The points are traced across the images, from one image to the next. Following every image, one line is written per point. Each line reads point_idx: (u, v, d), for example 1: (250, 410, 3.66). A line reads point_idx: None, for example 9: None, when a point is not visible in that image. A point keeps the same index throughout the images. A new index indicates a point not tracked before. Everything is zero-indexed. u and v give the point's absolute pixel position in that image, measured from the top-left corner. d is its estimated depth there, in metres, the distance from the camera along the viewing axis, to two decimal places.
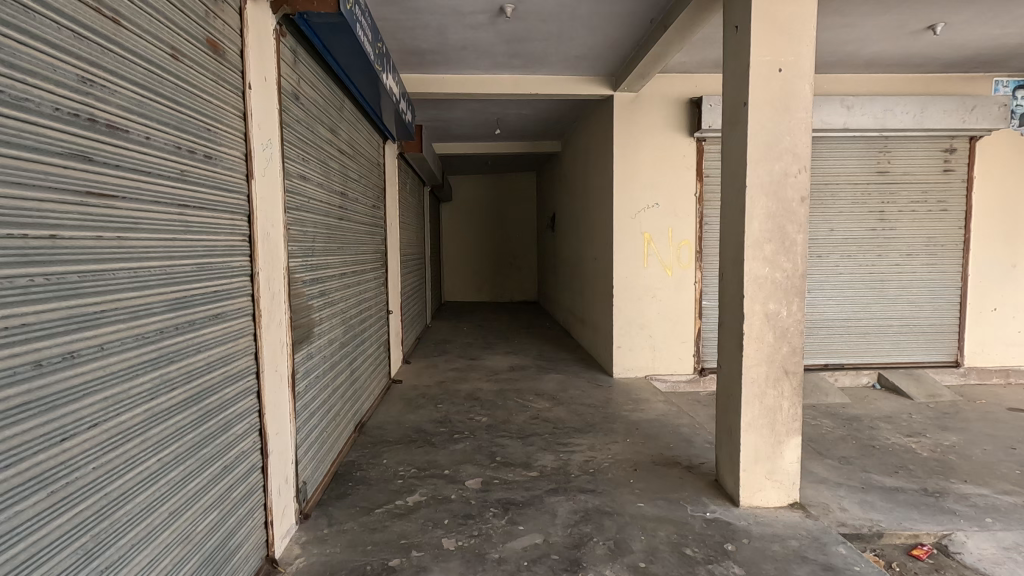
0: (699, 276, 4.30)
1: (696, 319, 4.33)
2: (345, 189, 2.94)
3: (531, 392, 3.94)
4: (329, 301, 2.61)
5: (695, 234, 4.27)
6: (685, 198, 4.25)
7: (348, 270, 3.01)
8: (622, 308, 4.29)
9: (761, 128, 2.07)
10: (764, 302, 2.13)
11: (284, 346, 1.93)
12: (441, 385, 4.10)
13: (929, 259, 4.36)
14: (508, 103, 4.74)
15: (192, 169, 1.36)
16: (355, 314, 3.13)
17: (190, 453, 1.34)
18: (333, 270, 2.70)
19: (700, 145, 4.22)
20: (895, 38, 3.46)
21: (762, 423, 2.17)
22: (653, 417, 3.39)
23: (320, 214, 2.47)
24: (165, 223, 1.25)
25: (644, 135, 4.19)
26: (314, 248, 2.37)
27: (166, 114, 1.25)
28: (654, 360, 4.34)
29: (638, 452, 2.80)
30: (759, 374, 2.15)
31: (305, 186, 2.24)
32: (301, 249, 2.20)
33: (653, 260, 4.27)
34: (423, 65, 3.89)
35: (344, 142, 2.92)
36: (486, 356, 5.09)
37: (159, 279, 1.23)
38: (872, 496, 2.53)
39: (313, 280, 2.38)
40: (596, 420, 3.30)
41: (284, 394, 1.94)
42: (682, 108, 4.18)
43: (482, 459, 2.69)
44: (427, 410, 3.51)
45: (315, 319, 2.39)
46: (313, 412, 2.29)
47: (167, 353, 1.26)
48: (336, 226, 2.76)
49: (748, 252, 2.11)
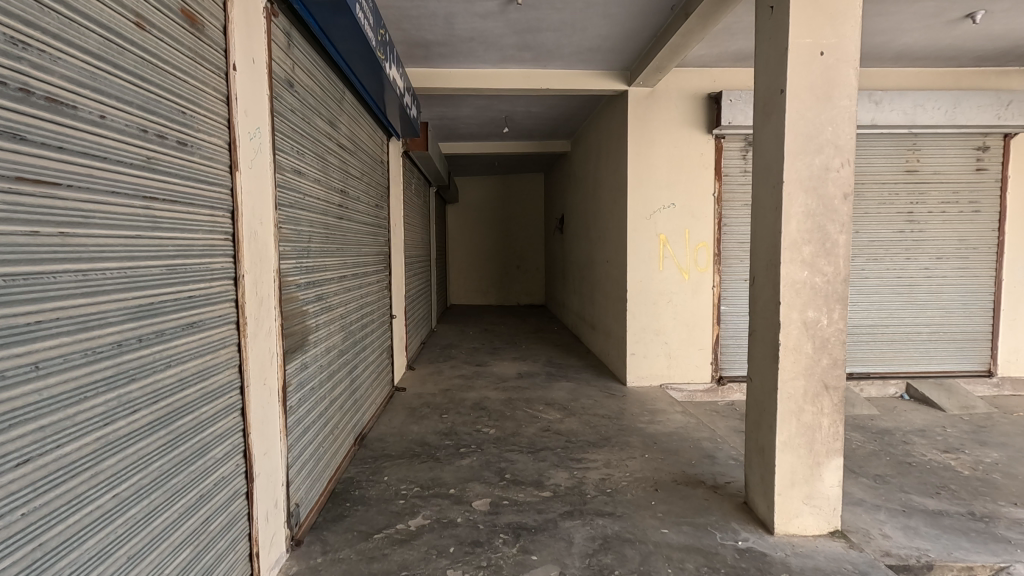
0: (717, 280, 4.10)
1: (714, 325, 4.13)
2: (346, 187, 2.77)
3: (541, 401, 3.75)
4: (326, 306, 2.43)
5: (713, 236, 4.07)
6: (703, 198, 4.04)
7: (348, 273, 2.84)
8: (636, 314, 4.09)
9: (800, 117, 1.88)
10: (802, 309, 1.93)
11: (274, 356, 1.75)
12: (446, 393, 3.92)
13: (960, 263, 4.14)
14: (518, 99, 4.56)
15: (160, 156, 1.18)
16: (356, 320, 2.95)
17: (155, 485, 1.16)
18: (332, 273, 2.53)
19: (719, 142, 4.02)
20: (929, 28, 3.25)
21: (800, 442, 1.97)
22: (672, 430, 3.19)
23: (317, 212, 2.30)
24: (126, 218, 1.08)
25: (660, 132, 4.00)
26: (310, 249, 2.19)
27: (127, 92, 1.07)
28: (670, 368, 4.13)
29: (657, 469, 2.61)
30: (796, 389, 1.95)
31: (300, 181, 2.07)
32: (295, 251, 2.02)
33: (669, 263, 4.07)
34: (429, 58, 3.71)
35: (345, 137, 2.74)
36: (493, 362, 4.91)
37: (117, 283, 1.05)
38: (915, 521, 2.32)
39: (309, 284, 2.21)
40: (611, 433, 3.10)
41: (274, 409, 1.76)
42: (700, 103, 3.98)
43: (491, 477, 2.50)
44: (431, 421, 3.33)
45: (311, 325, 2.21)
46: (307, 427, 2.11)
47: (128, 370, 1.08)
48: (335, 225, 2.58)
49: (785, 254, 1.91)
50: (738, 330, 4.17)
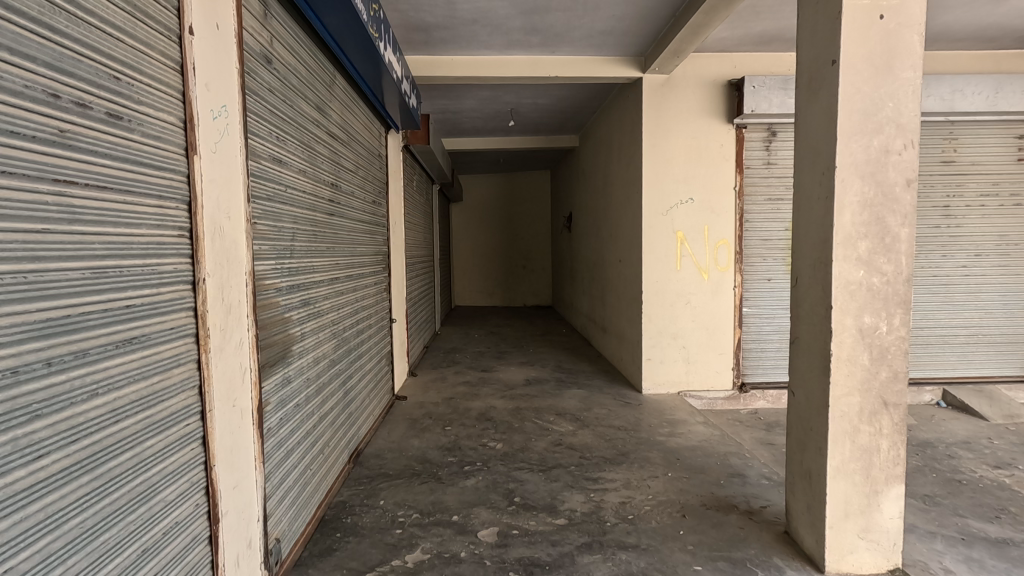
0: (738, 280, 3.83)
1: (735, 327, 3.86)
2: (337, 181, 2.53)
3: (551, 411, 3.49)
4: (314, 313, 2.18)
5: (734, 233, 3.80)
6: (723, 192, 3.78)
7: (341, 274, 2.59)
8: (652, 317, 3.83)
9: (855, 92, 1.62)
10: (857, 314, 1.67)
11: (246, 372, 1.50)
12: (449, 402, 3.67)
13: (1000, 260, 3.85)
14: (524, 89, 4.30)
15: (80, 129, 0.94)
16: (350, 326, 2.71)
17: (73, 548, 0.92)
18: (321, 275, 2.28)
19: (740, 132, 3.75)
20: (974, 5, 2.98)
21: (855, 467, 1.71)
22: (694, 444, 2.93)
23: (303, 207, 2.06)
24: (25, 208, 0.83)
25: (676, 122, 3.74)
26: (293, 249, 1.94)
27: (26, 43, 0.84)
28: (689, 374, 3.87)
29: (683, 491, 2.35)
30: (851, 406, 1.69)
31: (279, 171, 1.82)
32: (275, 250, 1.77)
33: (687, 261, 3.81)
34: (429, 43, 3.46)
35: (336, 125, 2.50)
36: (500, 368, 4.65)
37: (12, 292, 0.81)
38: (978, 552, 2.05)
39: (293, 287, 1.96)
40: (628, 448, 2.84)
41: (247, 434, 1.51)
42: (720, 91, 3.72)
43: (498, 502, 2.25)
44: (433, 434, 3.08)
45: (295, 335, 1.96)
46: (291, 450, 1.87)
47: (29, 405, 0.84)
48: (325, 222, 2.34)
49: (838, 251, 1.65)
50: (761, 333, 3.90)
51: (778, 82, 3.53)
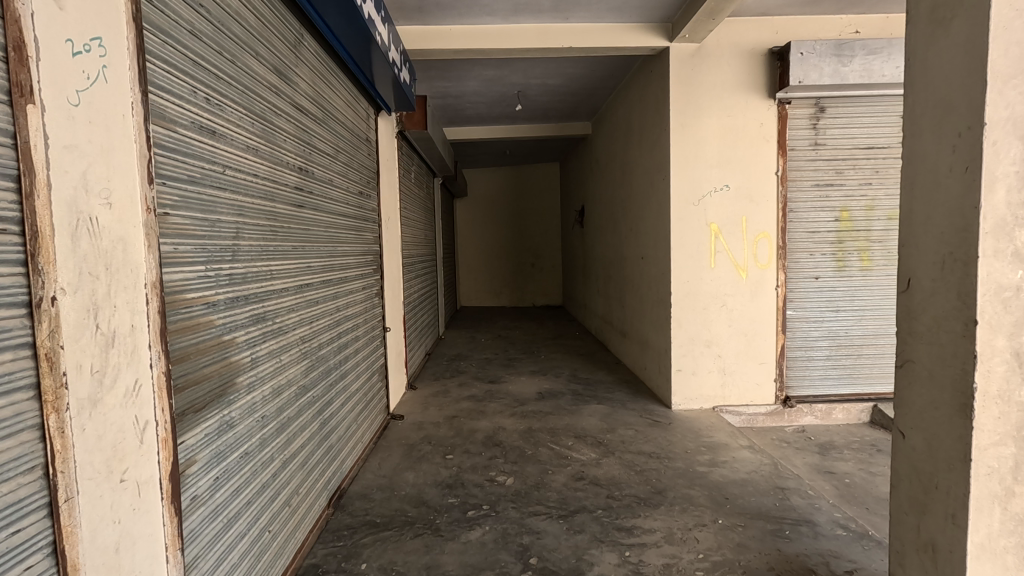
0: (782, 278, 3.33)
1: (779, 334, 3.37)
2: (307, 165, 2.06)
3: (569, 433, 3.02)
4: (274, 331, 1.72)
5: (777, 225, 3.30)
6: (763, 177, 3.28)
7: (315, 281, 2.13)
8: (682, 323, 3.35)
9: (1016, 15, 1.13)
10: (1012, 333, 1.20)
11: (147, 429, 1.05)
12: (452, 423, 3.21)
13: None
14: (533, 65, 3.82)
15: None
16: (328, 343, 2.24)
17: None
18: (285, 283, 1.82)
19: (784, 109, 3.24)
20: None
21: (1007, 545, 1.23)
22: (742, 478, 2.45)
23: (254, 196, 1.59)
24: None
25: (708, 97, 3.24)
26: (237, 251, 1.47)
27: None
28: (725, 387, 3.38)
29: (741, 546, 1.88)
30: (1002, 460, 1.21)
31: (211, 147, 1.36)
32: (205, 252, 1.31)
33: (722, 258, 3.32)
34: (424, 8, 2.99)
35: (304, 95, 2.04)
36: (509, 378, 4.19)
37: None
38: None
39: (239, 301, 1.48)
40: (665, 484, 2.37)
41: (153, 517, 1.06)
42: (760, 61, 3.22)
43: (510, 566, 1.78)
44: (431, 465, 2.61)
45: (243, 363, 1.49)
46: (234, 516, 1.41)
47: None
48: (289, 216, 1.87)
49: (988, 244, 1.17)
50: (808, 340, 3.41)
51: (829, 48, 3.03)
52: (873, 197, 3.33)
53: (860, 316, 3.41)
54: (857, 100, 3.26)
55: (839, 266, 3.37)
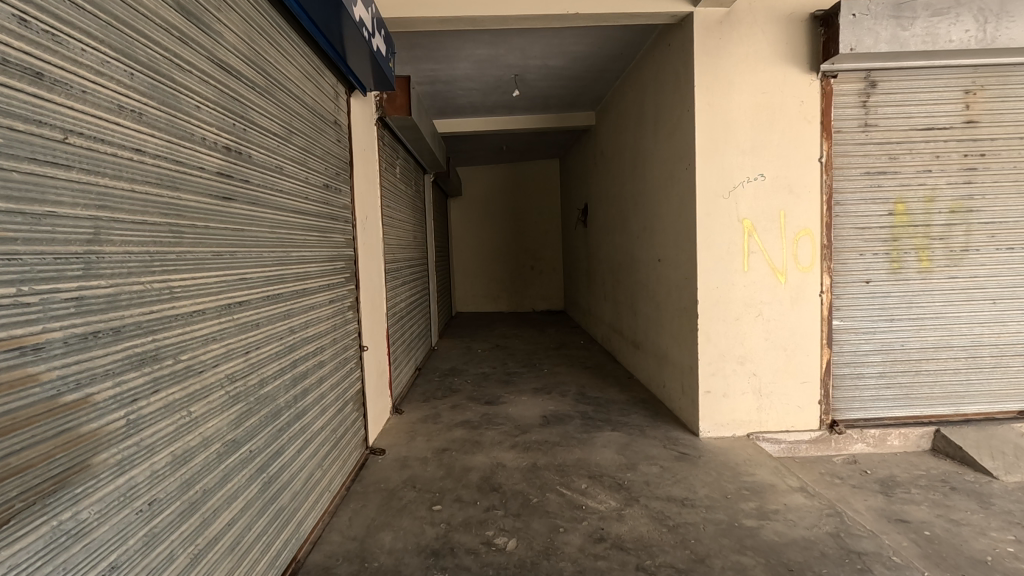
0: (826, 283, 2.84)
1: (824, 347, 2.88)
2: (239, 144, 1.55)
3: (581, 472, 2.52)
4: (177, 375, 1.21)
5: (820, 221, 2.82)
6: (804, 165, 2.79)
7: (254, 298, 1.63)
8: (711, 337, 2.85)
9: None
10: None
11: None
12: (442, 459, 2.70)
13: None
14: (533, 40, 3.34)
15: None
16: (277, 376, 1.75)
17: None
18: (199, 304, 1.32)
19: (828, 84, 2.76)
20: None
21: None
22: (803, 538, 1.94)
23: (135, 182, 1.09)
24: None
25: (740, 70, 2.75)
26: (98, 263, 0.97)
27: None
28: (761, 411, 2.89)
29: None
30: None
31: (33, 98, 0.85)
32: (15, 266, 0.81)
33: (756, 259, 2.82)
34: None
35: (233, 50, 1.53)
36: (509, 399, 3.68)
37: None
38: None
39: (104, 334, 0.98)
40: (707, 549, 1.87)
41: None
42: (801, 29, 2.73)
43: None
44: (414, 520, 2.11)
45: (110, 428, 0.99)
46: None
47: None
48: (206, 210, 1.36)
49: None
50: (858, 355, 2.92)
51: (886, 9, 2.55)
52: (933, 186, 2.84)
53: (918, 326, 2.92)
54: (912, 73, 2.78)
55: (894, 268, 2.88)
